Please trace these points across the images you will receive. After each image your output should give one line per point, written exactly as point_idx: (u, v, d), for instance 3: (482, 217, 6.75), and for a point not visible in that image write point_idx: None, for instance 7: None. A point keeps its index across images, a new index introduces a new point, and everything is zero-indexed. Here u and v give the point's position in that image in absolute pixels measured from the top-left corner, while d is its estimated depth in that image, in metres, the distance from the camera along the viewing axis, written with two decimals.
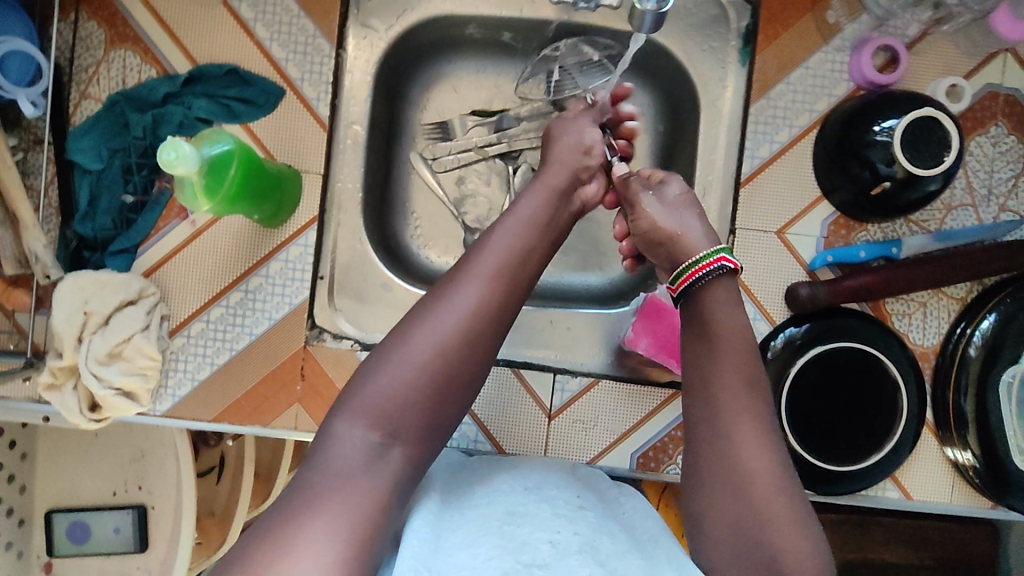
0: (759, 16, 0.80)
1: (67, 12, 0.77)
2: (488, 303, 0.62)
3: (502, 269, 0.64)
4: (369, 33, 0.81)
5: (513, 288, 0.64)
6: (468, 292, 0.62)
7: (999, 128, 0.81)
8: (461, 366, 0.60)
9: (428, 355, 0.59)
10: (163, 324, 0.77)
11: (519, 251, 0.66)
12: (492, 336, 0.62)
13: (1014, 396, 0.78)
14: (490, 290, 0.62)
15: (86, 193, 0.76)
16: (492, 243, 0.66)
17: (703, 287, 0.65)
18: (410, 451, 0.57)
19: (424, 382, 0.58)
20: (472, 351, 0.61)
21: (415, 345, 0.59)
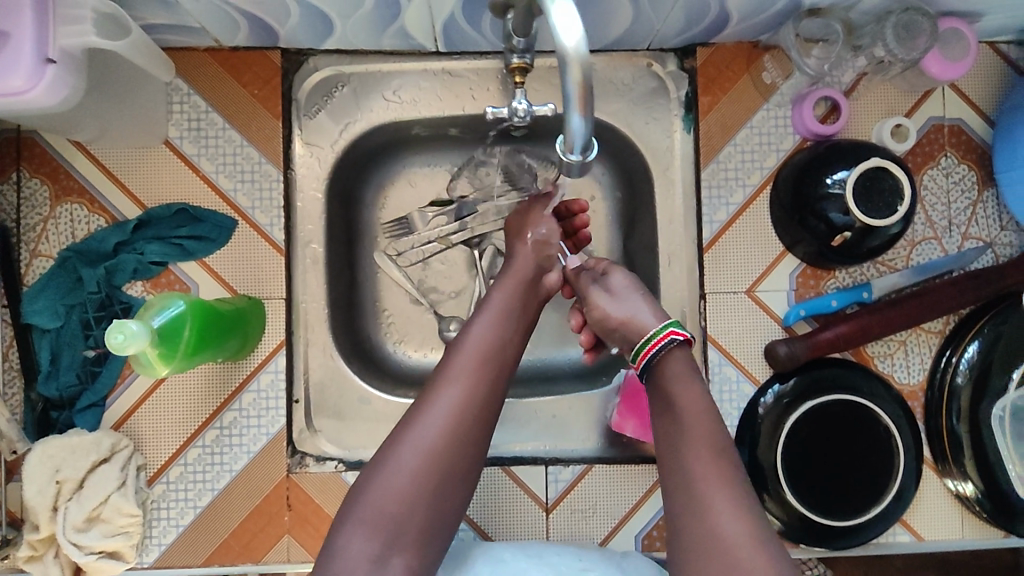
0: (697, 83, 0.81)
1: (8, 172, 0.76)
2: (473, 400, 0.64)
3: (482, 364, 0.66)
4: (315, 150, 0.81)
5: (498, 379, 0.66)
6: (451, 392, 0.64)
7: (948, 158, 0.81)
8: (456, 463, 0.62)
9: (422, 462, 0.61)
10: (140, 474, 0.76)
11: (496, 344, 0.68)
12: (481, 430, 0.64)
13: (1009, 431, 0.74)
14: (472, 386, 0.64)
15: (47, 353, 0.75)
16: (470, 338, 0.68)
17: (661, 360, 0.66)
18: (410, 557, 0.59)
19: (419, 486, 0.60)
20: (463, 448, 0.62)
21: (408, 451, 0.61)
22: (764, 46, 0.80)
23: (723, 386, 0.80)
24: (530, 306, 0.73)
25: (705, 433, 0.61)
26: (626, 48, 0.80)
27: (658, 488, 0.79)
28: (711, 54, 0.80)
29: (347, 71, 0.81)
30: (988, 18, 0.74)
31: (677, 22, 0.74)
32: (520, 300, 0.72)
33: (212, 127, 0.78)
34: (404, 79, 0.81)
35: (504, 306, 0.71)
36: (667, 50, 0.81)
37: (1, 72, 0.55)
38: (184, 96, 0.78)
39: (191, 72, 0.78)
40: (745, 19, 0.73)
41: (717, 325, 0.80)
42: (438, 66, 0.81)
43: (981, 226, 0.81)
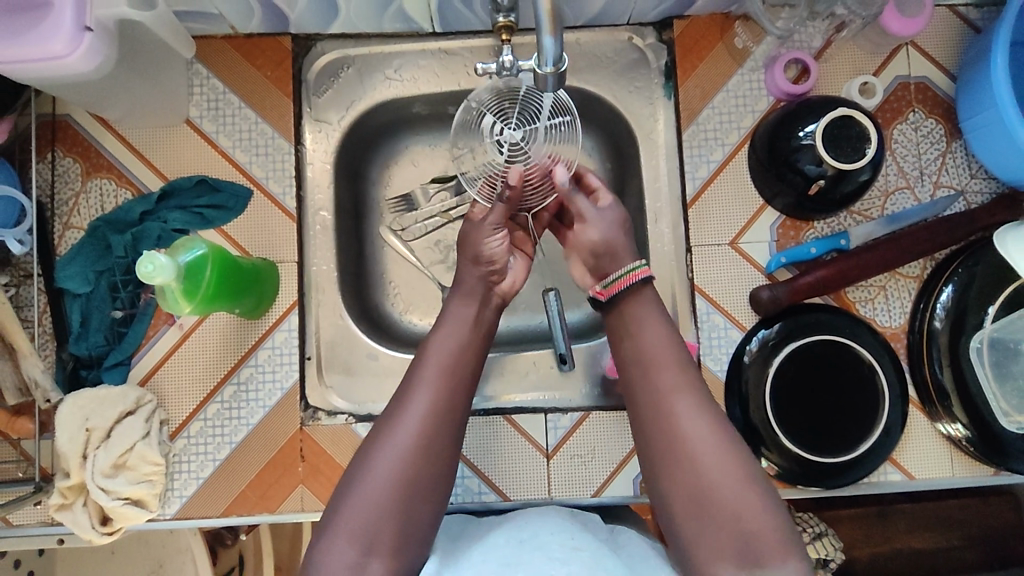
0: (675, 52, 0.87)
1: (44, 153, 0.83)
2: (438, 412, 0.65)
3: (446, 376, 0.67)
4: (323, 126, 0.87)
5: (464, 388, 0.67)
6: (417, 406, 0.65)
7: (916, 113, 0.86)
8: (425, 474, 0.63)
9: (392, 475, 0.61)
10: (163, 428, 0.80)
11: (460, 358, 0.68)
12: (449, 440, 0.65)
13: (987, 361, 0.77)
14: (437, 398, 0.65)
15: (78, 315, 0.80)
16: (433, 350, 0.68)
17: (631, 294, 0.69)
18: (388, 563, 0.59)
19: (391, 499, 0.61)
20: (432, 459, 0.63)
21: (376, 466, 0.62)
22: (735, 16, 0.86)
23: (713, 333, 0.84)
24: (486, 320, 0.73)
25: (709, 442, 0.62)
26: (607, 23, 0.87)
27: (627, 462, 0.82)
28: (688, 25, 0.86)
29: (351, 53, 0.88)
30: None
31: None
32: (478, 317, 0.72)
33: (229, 107, 0.85)
34: (403, 59, 0.88)
35: (469, 318, 0.71)
36: (646, 24, 0.88)
37: (43, 38, 0.62)
38: (203, 79, 0.85)
39: (210, 58, 0.85)
40: None
41: (703, 276, 0.85)
42: (435, 46, 0.88)
43: (952, 175, 0.85)
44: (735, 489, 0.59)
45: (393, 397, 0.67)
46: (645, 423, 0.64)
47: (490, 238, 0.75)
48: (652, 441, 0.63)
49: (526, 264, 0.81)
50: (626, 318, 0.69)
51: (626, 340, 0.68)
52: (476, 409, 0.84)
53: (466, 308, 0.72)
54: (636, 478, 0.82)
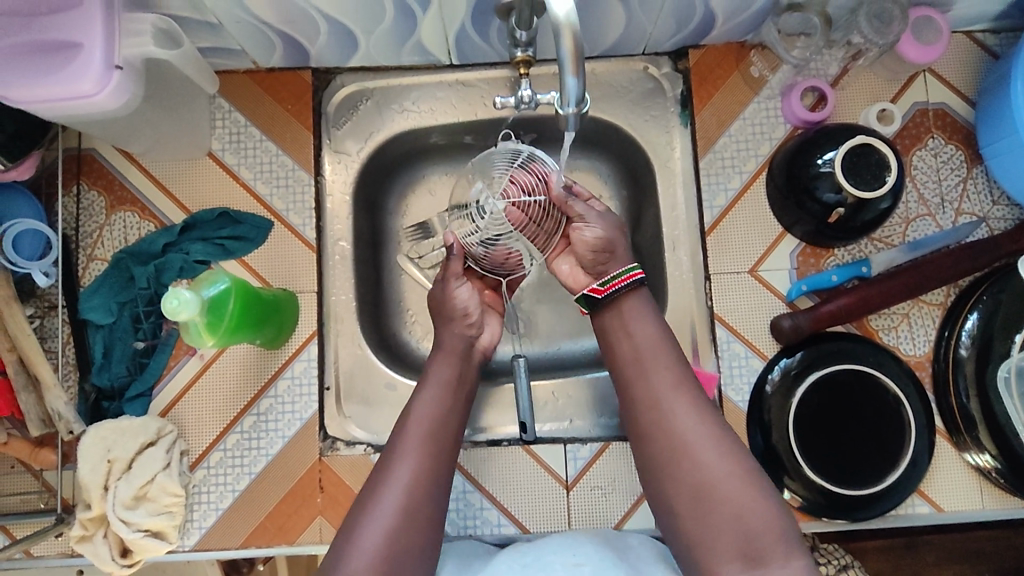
0: (690, 81, 0.87)
1: (70, 186, 0.85)
2: (422, 480, 0.66)
3: (428, 443, 0.68)
4: (342, 157, 0.88)
5: (444, 452, 0.69)
6: (400, 475, 0.66)
7: (936, 140, 0.86)
8: (410, 544, 0.63)
9: (377, 545, 0.61)
10: (183, 459, 0.80)
11: (440, 426, 0.70)
12: (433, 508, 0.66)
13: (1016, 391, 0.75)
14: (421, 466, 0.67)
15: (101, 346, 0.81)
16: (415, 418, 0.70)
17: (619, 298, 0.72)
18: None
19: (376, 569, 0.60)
20: (415, 528, 0.64)
21: (363, 536, 0.62)
22: (751, 45, 0.86)
23: (733, 362, 0.84)
24: (465, 381, 0.75)
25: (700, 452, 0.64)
26: (623, 53, 0.88)
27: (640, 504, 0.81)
28: (702, 54, 0.87)
29: (371, 86, 0.89)
30: (958, 6, 0.81)
31: (668, 25, 0.81)
32: (458, 378, 0.74)
33: (251, 140, 0.87)
34: (421, 92, 0.89)
35: (446, 384, 0.73)
36: (661, 53, 0.88)
37: (74, 78, 0.63)
38: (226, 113, 0.87)
39: (232, 92, 0.87)
40: (730, 18, 0.80)
41: (723, 304, 0.84)
42: (452, 77, 0.89)
43: (974, 202, 0.85)
44: (728, 479, 0.62)
45: (376, 467, 0.68)
46: (647, 435, 0.67)
47: (458, 290, 0.77)
48: (652, 447, 0.66)
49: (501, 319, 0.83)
50: (630, 333, 0.71)
51: (621, 337, 0.71)
52: (496, 439, 0.85)
53: (443, 372, 0.74)
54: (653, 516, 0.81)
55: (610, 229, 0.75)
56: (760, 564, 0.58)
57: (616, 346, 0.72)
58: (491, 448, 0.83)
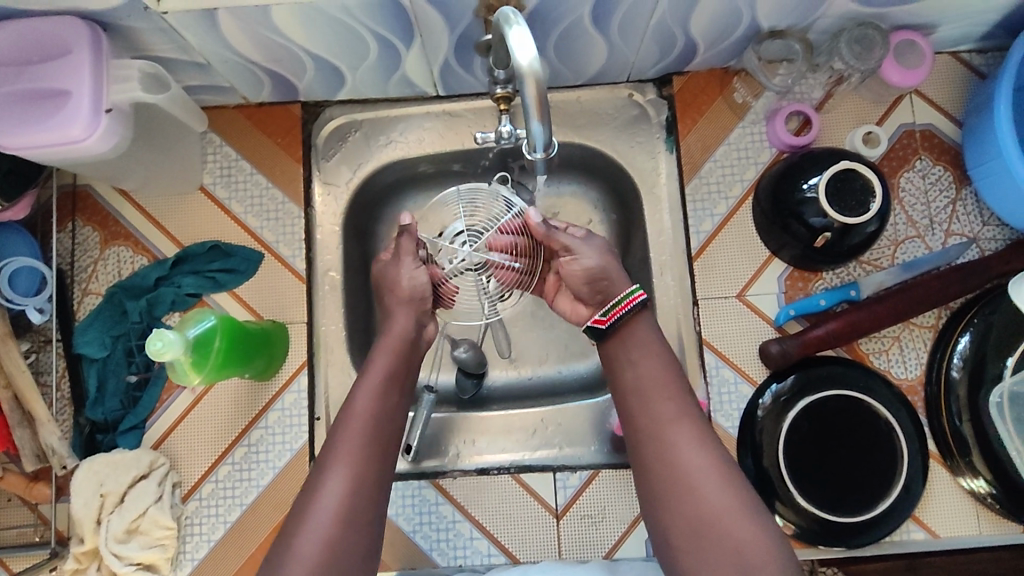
0: (675, 108, 0.88)
1: (66, 222, 0.87)
2: (361, 483, 0.62)
3: (368, 441, 0.64)
4: (332, 188, 0.89)
5: (382, 447, 0.65)
6: (337, 480, 0.62)
7: (923, 161, 0.85)
8: (349, 555, 0.60)
9: (314, 557, 0.58)
10: (176, 491, 0.81)
11: (382, 423, 0.66)
12: (372, 512, 0.63)
13: (1010, 416, 0.73)
14: (359, 469, 0.63)
15: (94, 380, 0.82)
16: (355, 414, 0.65)
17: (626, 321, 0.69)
18: None
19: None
20: (355, 535, 0.61)
21: (299, 548, 0.59)
22: (734, 70, 0.87)
23: (722, 388, 0.83)
24: (409, 376, 0.70)
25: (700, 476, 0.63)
26: (607, 81, 0.88)
27: (638, 524, 0.81)
28: (686, 81, 0.88)
29: (359, 117, 0.90)
30: (941, 30, 0.81)
31: (650, 54, 0.82)
32: (401, 372, 0.69)
33: (242, 173, 0.88)
34: (409, 122, 0.90)
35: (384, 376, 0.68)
36: (645, 80, 0.89)
37: (64, 124, 0.65)
38: (217, 147, 0.88)
39: (223, 127, 0.89)
40: (712, 46, 0.81)
41: (711, 329, 0.84)
42: (439, 108, 0.90)
43: (963, 223, 0.84)
44: (727, 505, 0.61)
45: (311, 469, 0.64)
46: (648, 464, 0.65)
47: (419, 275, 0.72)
48: (652, 472, 0.65)
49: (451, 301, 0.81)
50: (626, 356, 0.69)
51: (619, 362, 0.69)
52: (485, 467, 0.84)
53: (384, 365, 0.68)
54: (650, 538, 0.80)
55: (603, 256, 0.72)
56: None
57: (614, 364, 0.70)
58: (480, 477, 0.83)
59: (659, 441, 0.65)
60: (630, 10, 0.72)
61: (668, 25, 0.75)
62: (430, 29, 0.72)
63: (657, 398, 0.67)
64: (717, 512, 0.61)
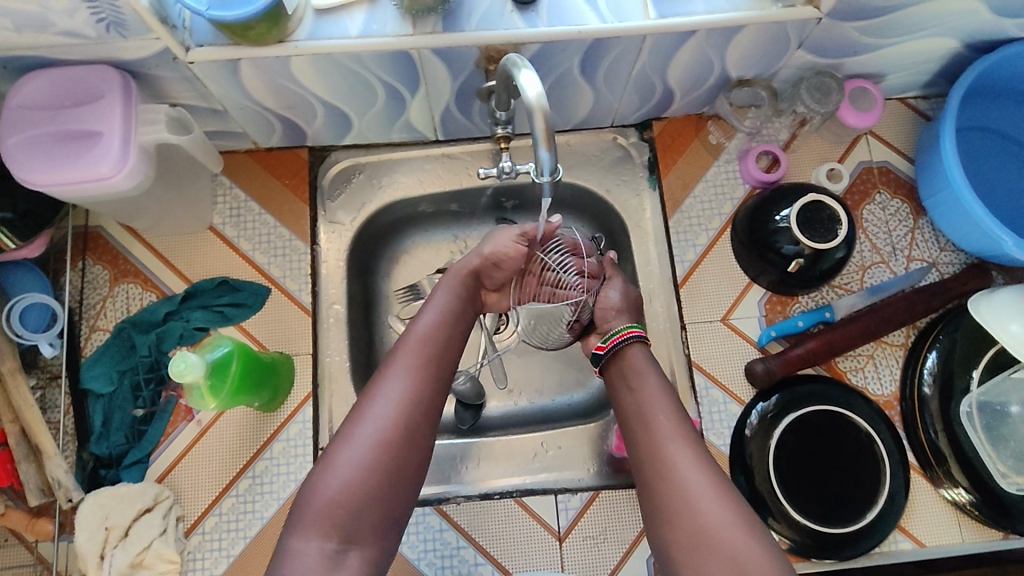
0: (656, 149, 0.96)
1: (76, 261, 0.89)
2: (412, 399, 0.66)
3: (430, 354, 0.69)
4: (336, 226, 0.94)
5: (442, 366, 0.69)
6: (398, 387, 0.66)
7: (882, 195, 0.94)
8: (403, 459, 0.64)
9: (370, 455, 0.62)
10: (179, 525, 0.81)
11: (444, 347, 0.70)
12: (426, 423, 0.66)
13: (978, 423, 0.81)
14: (415, 378, 0.66)
15: (100, 415, 0.83)
16: (413, 337, 0.70)
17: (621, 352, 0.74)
18: (368, 553, 0.61)
19: (369, 481, 0.62)
20: (406, 447, 0.64)
21: (357, 442, 0.63)
22: (708, 116, 0.95)
23: (713, 408, 0.87)
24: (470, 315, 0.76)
25: (698, 480, 0.64)
26: (594, 125, 0.96)
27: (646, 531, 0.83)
28: (665, 125, 0.96)
29: (362, 161, 0.96)
30: (888, 79, 0.91)
31: (633, 100, 0.90)
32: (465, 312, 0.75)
33: (250, 213, 0.93)
34: (409, 165, 0.97)
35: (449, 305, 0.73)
36: (628, 125, 0.97)
37: (93, 163, 0.69)
38: (227, 190, 0.93)
39: (234, 170, 0.94)
40: (687, 93, 0.89)
41: (699, 352, 0.89)
42: (438, 151, 0.97)
43: (923, 248, 0.92)
44: (726, 520, 0.61)
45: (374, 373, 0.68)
46: (668, 521, 0.64)
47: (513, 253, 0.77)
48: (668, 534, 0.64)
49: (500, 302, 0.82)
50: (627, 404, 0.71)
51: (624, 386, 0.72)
52: (487, 492, 0.85)
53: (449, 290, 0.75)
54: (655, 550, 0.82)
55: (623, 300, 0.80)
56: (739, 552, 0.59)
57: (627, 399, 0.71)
58: (483, 502, 0.84)
59: (664, 482, 0.65)
60: (615, 62, 0.80)
61: (649, 73, 0.83)
62: (434, 78, 0.80)
63: (660, 417, 0.68)
64: (711, 519, 0.61)
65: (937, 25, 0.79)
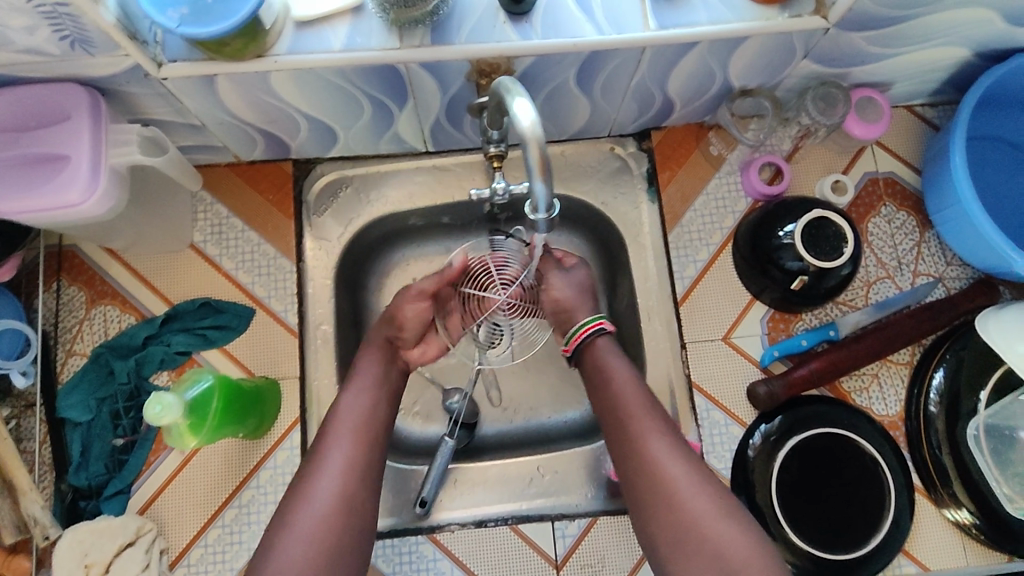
0: (655, 160, 0.92)
1: (50, 282, 0.85)
2: (352, 467, 0.67)
3: (362, 425, 0.70)
4: (323, 242, 0.90)
5: (375, 437, 0.70)
6: (338, 456, 0.67)
7: (887, 207, 0.91)
8: (343, 535, 0.63)
9: (316, 527, 0.62)
10: (163, 558, 0.78)
11: (369, 418, 0.71)
12: (367, 492, 0.67)
13: (986, 448, 0.78)
14: (354, 447, 0.68)
15: (78, 445, 0.80)
16: (346, 406, 0.71)
17: (590, 345, 0.75)
18: None
19: (311, 557, 0.61)
20: (353, 514, 0.65)
21: (301, 514, 0.63)
22: (709, 125, 0.92)
23: (714, 430, 0.85)
24: (392, 379, 0.76)
25: (688, 475, 0.64)
26: (590, 136, 0.92)
27: None
28: (664, 135, 0.93)
29: (350, 173, 0.92)
30: (896, 87, 0.88)
31: (631, 110, 0.86)
32: (385, 377, 0.75)
33: (233, 230, 0.89)
34: (399, 177, 0.93)
35: (376, 380, 0.74)
36: (626, 135, 0.93)
37: (61, 189, 0.65)
38: (208, 205, 0.89)
39: (215, 184, 0.90)
40: (688, 103, 0.86)
41: (700, 372, 0.86)
42: (429, 163, 0.93)
43: (929, 263, 0.89)
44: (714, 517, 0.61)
45: (311, 450, 0.69)
46: (648, 500, 0.64)
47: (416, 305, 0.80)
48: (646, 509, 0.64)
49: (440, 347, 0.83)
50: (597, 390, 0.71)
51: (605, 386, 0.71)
52: (481, 519, 0.82)
53: (372, 366, 0.75)
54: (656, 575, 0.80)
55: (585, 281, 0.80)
56: None
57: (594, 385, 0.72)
58: (478, 530, 0.82)
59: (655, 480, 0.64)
60: (612, 74, 0.76)
61: (648, 84, 0.80)
62: (423, 91, 0.76)
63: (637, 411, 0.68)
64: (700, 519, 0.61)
65: (949, 34, 0.76)
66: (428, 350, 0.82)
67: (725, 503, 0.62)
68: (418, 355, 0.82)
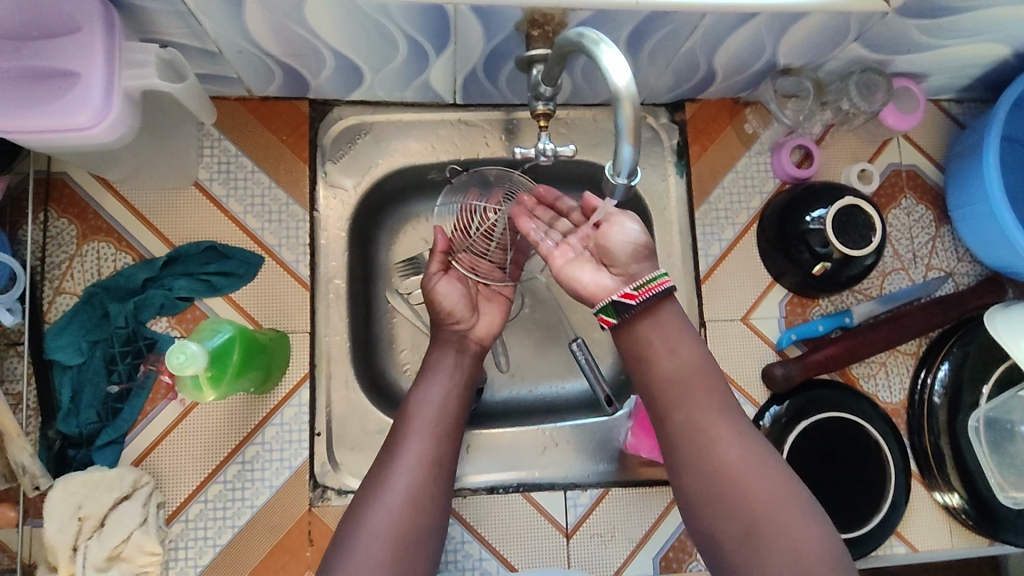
0: (686, 133, 0.90)
1: (37, 213, 0.78)
2: (429, 464, 0.68)
3: (439, 424, 0.70)
4: (339, 192, 0.85)
5: (450, 435, 0.71)
6: (414, 449, 0.68)
7: (908, 200, 0.92)
8: (415, 526, 0.64)
9: (387, 523, 0.63)
10: (160, 512, 0.75)
11: (442, 411, 0.71)
12: (440, 489, 0.68)
13: (984, 440, 0.82)
14: (431, 443, 0.69)
15: (68, 390, 0.75)
16: (424, 401, 0.72)
17: (649, 308, 0.64)
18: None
19: (386, 546, 0.62)
20: (423, 510, 0.65)
21: (369, 514, 0.64)
22: (744, 102, 0.90)
23: None
24: (465, 367, 0.76)
25: (720, 426, 0.63)
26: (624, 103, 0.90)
27: (656, 528, 0.82)
28: (698, 108, 0.91)
29: (370, 120, 0.87)
30: (931, 79, 0.87)
31: (670, 79, 0.84)
32: (457, 368, 0.76)
33: (241, 170, 0.83)
34: (422, 129, 0.88)
35: (450, 374, 0.74)
36: (659, 105, 0.91)
37: (70, 110, 0.59)
38: (215, 141, 0.83)
39: (224, 119, 0.83)
40: (729, 76, 0.84)
41: (716, 351, 0.87)
42: (454, 117, 0.88)
43: (942, 258, 0.91)
44: (740, 464, 0.61)
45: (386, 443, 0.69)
46: (689, 470, 0.63)
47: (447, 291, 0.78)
48: (699, 499, 0.62)
49: (498, 310, 0.82)
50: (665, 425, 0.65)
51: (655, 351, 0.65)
52: (493, 485, 0.82)
53: (446, 357, 0.76)
54: (662, 546, 0.81)
55: (643, 237, 0.66)
56: (754, 535, 0.58)
57: (665, 418, 0.65)
58: (490, 496, 0.81)
59: (690, 426, 0.63)
60: (665, 38, 0.73)
61: (696, 53, 0.77)
62: (466, 37, 0.71)
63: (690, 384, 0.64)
64: (731, 468, 0.61)
65: (998, 30, 0.75)
66: (488, 323, 0.81)
67: (793, 491, 0.60)
68: (486, 330, 0.80)
